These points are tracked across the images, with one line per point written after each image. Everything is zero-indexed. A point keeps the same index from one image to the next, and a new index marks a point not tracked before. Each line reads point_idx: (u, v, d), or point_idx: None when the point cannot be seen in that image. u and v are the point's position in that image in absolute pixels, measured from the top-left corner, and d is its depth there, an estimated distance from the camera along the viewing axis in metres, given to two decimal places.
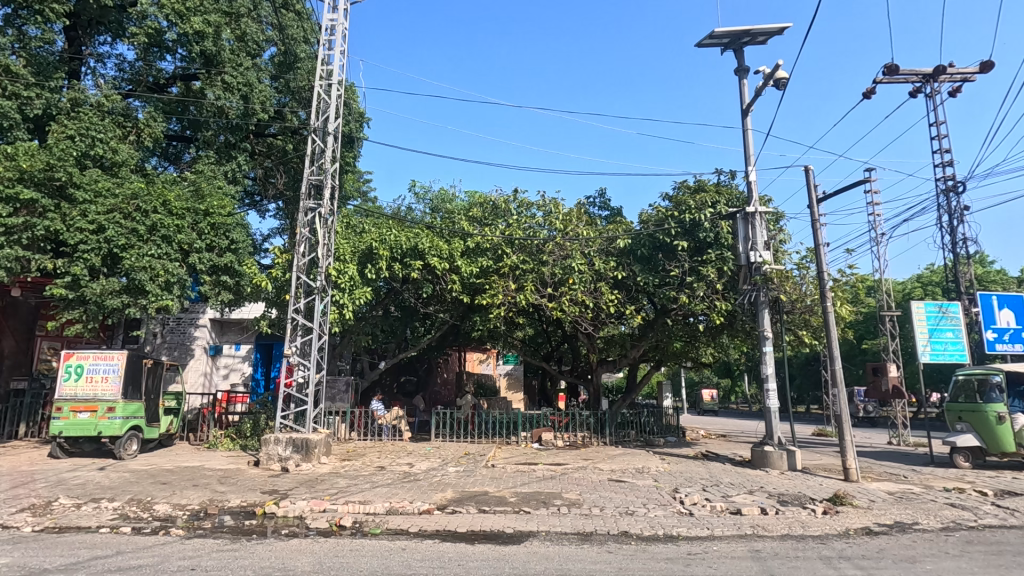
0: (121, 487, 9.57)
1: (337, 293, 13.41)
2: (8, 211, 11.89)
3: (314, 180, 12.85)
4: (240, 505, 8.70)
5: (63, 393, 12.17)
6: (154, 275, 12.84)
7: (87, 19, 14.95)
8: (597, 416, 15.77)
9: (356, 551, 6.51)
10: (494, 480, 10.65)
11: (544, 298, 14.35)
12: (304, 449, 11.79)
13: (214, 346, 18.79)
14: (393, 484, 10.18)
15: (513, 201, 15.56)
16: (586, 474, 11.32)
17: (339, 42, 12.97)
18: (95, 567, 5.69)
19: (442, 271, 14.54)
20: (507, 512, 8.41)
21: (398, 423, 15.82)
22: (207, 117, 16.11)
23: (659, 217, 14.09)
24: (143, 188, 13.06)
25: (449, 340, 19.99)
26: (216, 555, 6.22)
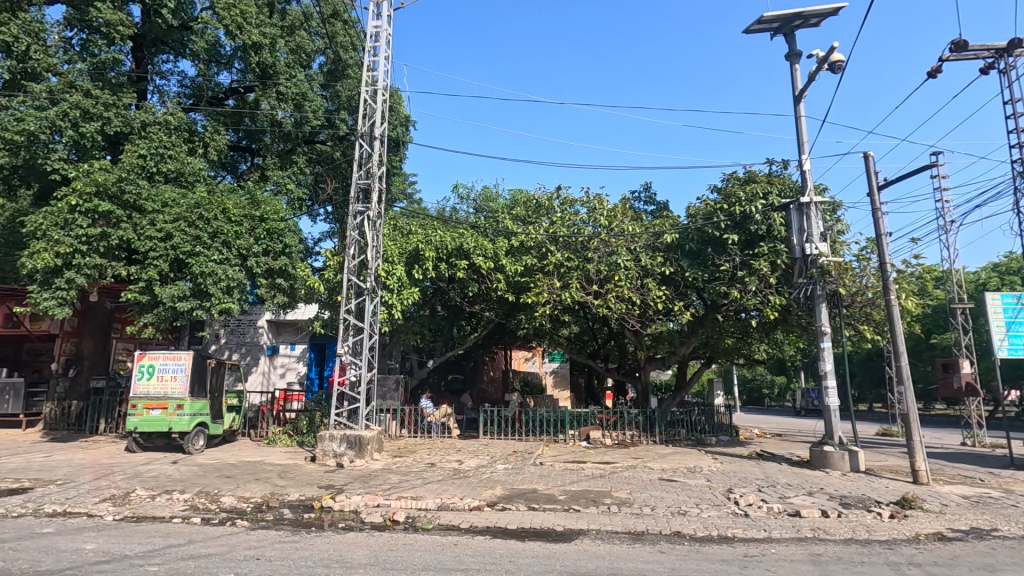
0: (190, 480, 10.14)
1: (386, 294, 13.72)
2: (88, 222, 12.85)
3: (363, 184, 13.19)
4: (299, 499, 9.06)
5: (138, 391, 13.04)
6: (217, 280, 13.51)
7: (152, 39, 15.85)
8: (646, 414, 15.54)
9: (410, 545, 6.65)
10: (543, 478, 10.67)
11: (589, 296, 14.27)
12: (358, 446, 12.14)
13: (271, 346, 19.52)
14: (443, 481, 10.36)
15: (557, 199, 15.52)
16: (636, 472, 11.17)
17: (383, 48, 13.27)
18: (169, 555, 6.05)
19: (487, 270, 14.68)
20: (556, 510, 8.41)
21: (446, 420, 16.07)
22: (263, 127, 16.81)
23: (707, 210, 13.73)
24: (205, 197, 13.77)
25: (495, 338, 20.12)
26: (278, 546, 6.50)
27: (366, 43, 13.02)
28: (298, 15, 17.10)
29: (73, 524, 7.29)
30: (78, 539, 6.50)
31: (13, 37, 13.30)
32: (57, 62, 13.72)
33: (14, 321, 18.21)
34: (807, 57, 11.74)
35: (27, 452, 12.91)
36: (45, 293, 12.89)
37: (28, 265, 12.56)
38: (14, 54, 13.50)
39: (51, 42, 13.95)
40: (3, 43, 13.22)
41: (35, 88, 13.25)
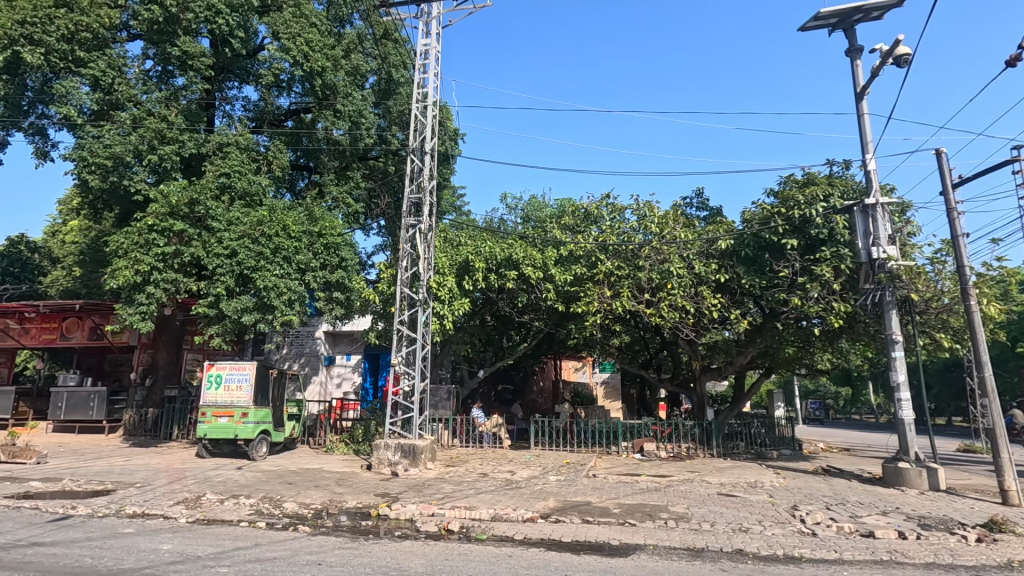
0: (255, 486, 10.59)
1: (437, 305, 13.91)
2: (163, 241, 13.77)
3: (414, 198, 13.50)
4: (356, 506, 9.28)
5: (207, 400, 13.73)
6: (279, 293, 14.15)
7: (221, 68, 16.88)
8: (702, 426, 15.06)
9: (465, 555, 6.69)
10: (597, 491, 10.50)
11: (641, 305, 14.04)
12: (412, 455, 12.35)
13: (328, 356, 20.20)
14: (496, 491, 10.36)
15: (606, 207, 15.40)
16: (693, 486, 10.82)
17: (432, 65, 13.63)
18: (238, 557, 6.32)
19: (537, 280, 14.67)
20: (611, 523, 8.25)
21: (498, 430, 16.08)
22: (320, 146, 17.52)
23: (764, 215, 13.24)
24: (267, 215, 14.44)
25: (544, 348, 20.07)
26: (338, 552, 6.68)
27: (417, 61, 13.42)
28: (352, 37, 17.85)
29: (152, 525, 7.75)
30: (156, 540, 6.90)
31: (100, 71, 14.44)
32: (137, 92, 14.80)
33: (98, 333, 19.58)
34: (868, 52, 11.22)
35: (110, 456, 13.83)
36: (130, 309, 13.87)
37: (113, 282, 13.58)
38: (101, 87, 14.67)
39: (133, 75, 15.10)
40: (92, 77, 14.39)
41: (120, 117, 14.35)
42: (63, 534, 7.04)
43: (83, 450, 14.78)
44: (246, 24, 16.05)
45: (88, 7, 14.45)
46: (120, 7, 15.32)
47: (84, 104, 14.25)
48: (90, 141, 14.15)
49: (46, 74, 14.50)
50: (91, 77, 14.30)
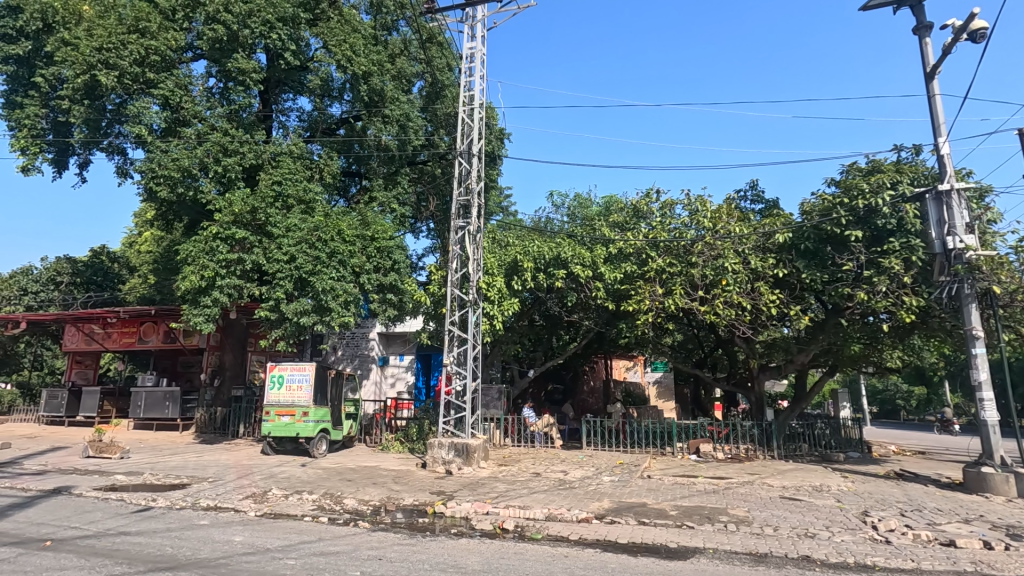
0: (317, 482, 11.02)
1: (487, 306, 14.01)
2: (227, 248, 14.51)
3: (462, 200, 13.67)
4: (413, 503, 9.49)
5: (271, 399, 14.37)
6: (336, 295, 14.67)
7: (276, 81, 17.62)
8: (762, 426, 14.51)
9: (520, 554, 6.73)
10: (652, 492, 10.30)
11: (694, 302, 13.68)
12: (465, 453, 12.50)
13: (382, 357, 20.73)
14: (550, 491, 10.35)
15: (655, 202, 15.11)
16: (753, 489, 10.45)
17: (478, 68, 13.75)
18: (304, 550, 6.58)
19: (586, 279, 14.54)
20: (668, 525, 8.09)
21: (549, 430, 16.01)
22: (370, 151, 17.98)
23: (825, 206, 12.65)
24: (322, 221, 14.95)
25: (595, 347, 19.89)
26: (398, 548, 6.85)
27: (462, 64, 13.58)
28: (398, 43, 18.25)
29: (224, 518, 8.19)
30: (229, 532, 7.28)
31: (169, 91, 15.31)
32: (201, 109, 15.63)
33: (171, 336, 20.80)
34: (940, 28, 10.52)
35: (184, 453, 14.70)
36: (198, 313, 14.66)
37: (181, 287, 14.42)
38: (169, 106, 15.55)
39: (197, 92, 15.97)
40: (161, 97, 15.28)
41: (186, 133, 15.22)
42: (146, 524, 7.55)
43: (160, 446, 15.80)
44: (297, 37, 16.66)
45: (157, 31, 15.38)
46: (185, 29, 16.25)
47: (154, 122, 15.17)
48: (159, 156, 15.05)
49: (121, 96, 15.53)
50: (161, 96, 15.22)
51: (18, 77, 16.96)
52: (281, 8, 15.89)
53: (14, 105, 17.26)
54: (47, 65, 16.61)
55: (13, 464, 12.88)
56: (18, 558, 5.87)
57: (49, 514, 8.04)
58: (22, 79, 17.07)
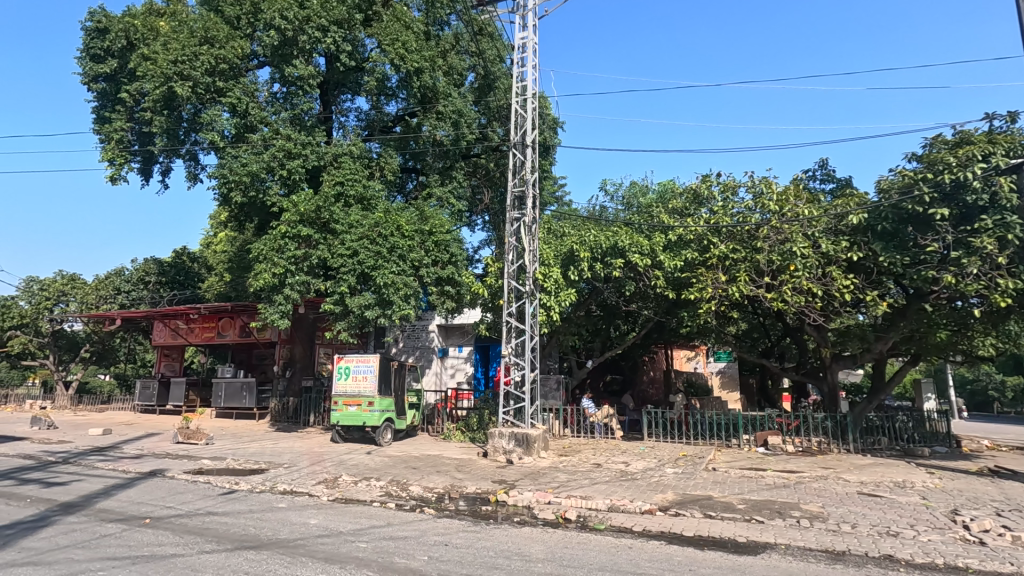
0: (384, 469, 11.43)
1: (544, 296, 13.98)
2: (295, 246, 15.19)
3: (517, 192, 13.69)
4: (476, 491, 9.67)
5: (339, 389, 15.01)
6: (397, 289, 15.08)
7: (335, 83, 18.25)
8: (836, 419, 13.80)
9: (584, 544, 6.72)
10: (718, 485, 10.02)
11: (760, 289, 13.13)
12: (525, 443, 12.57)
13: (442, 349, 21.16)
14: (611, 482, 10.28)
15: (716, 186, 14.55)
16: (828, 484, 9.96)
17: (530, 58, 13.67)
18: (374, 534, 6.85)
19: (644, 268, 14.23)
20: (736, 519, 7.86)
21: (609, 421, 15.86)
22: (426, 148, 18.27)
23: (905, 182, 11.74)
24: (382, 217, 15.38)
25: (654, 338, 19.50)
26: (463, 535, 7.01)
27: (514, 55, 13.53)
28: (449, 38, 18.40)
29: (300, 501, 8.66)
30: (305, 515, 7.70)
31: (237, 99, 16.12)
32: (267, 113, 16.40)
33: (246, 330, 22.06)
34: None
35: (262, 440, 15.64)
36: (271, 308, 15.44)
37: (256, 285, 15.26)
38: (238, 112, 16.39)
39: (263, 98, 16.74)
40: (230, 104, 16.14)
41: (254, 138, 16.04)
42: (231, 505, 8.10)
43: (241, 434, 16.88)
44: (353, 39, 17.11)
45: (224, 41, 16.22)
46: (249, 37, 17.00)
47: (225, 129, 16.06)
48: (231, 162, 15.98)
49: (195, 106, 16.52)
50: (230, 104, 16.05)
51: (106, 94, 18.37)
52: (336, 12, 16.40)
53: (103, 120, 18.73)
54: (130, 80, 17.91)
55: (115, 449, 14.13)
56: (122, 534, 6.45)
57: (147, 494, 8.78)
58: (109, 95, 18.49)
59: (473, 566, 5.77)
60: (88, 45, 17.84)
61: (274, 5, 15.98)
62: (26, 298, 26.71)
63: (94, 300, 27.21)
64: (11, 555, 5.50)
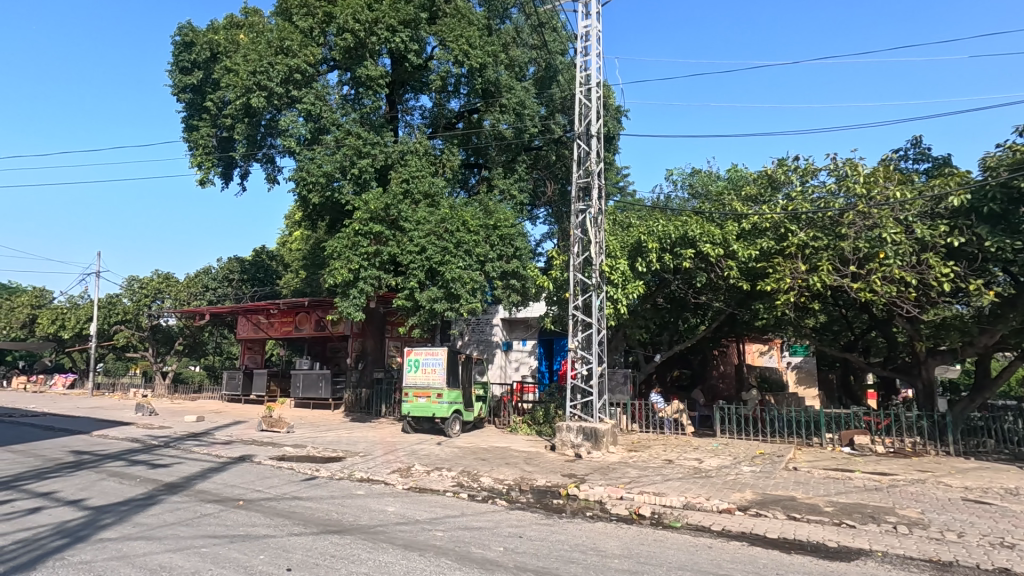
0: (454, 460, 11.65)
1: (611, 290, 13.66)
2: (367, 242, 15.66)
3: (582, 183, 13.51)
4: (546, 485, 9.66)
5: (410, 381, 15.46)
6: (464, 283, 15.27)
7: (400, 83, 18.75)
8: (933, 418, 12.74)
9: (661, 542, 6.56)
10: (801, 485, 9.51)
11: (845, 279, 12.31)
12: (594, 438, 12.44)
13: (506, 342, 21.33)
14: (685, 479, 9.99)
15: (793, 170, 13.77)
16: (926, 488, 9.22)
17: (594, 46, 13.40)
18: (450, 523, 6.99)
19: (716, 258, 13.65)
20: (823, 522, 7.42)
21: (679, 416, 15.42)
22: (488, 141, 18.45)
23: (1016, 159, 10.64)
24: (448, 213, 15.62)
25: (726, 331, 18.76)
26: (537, 527, 7.02)
27: (578, 44, 13.30)
28: (510, 31, 18.36)
29: (377, 489, 8.98)
30: (383, 502, 7.96)
31: (310, 104, 16.76)
32: (338, 116, 16.96)
33: (321, 325, 23.05)
34: None
35: (337, 429, 16.35)
36: (346, 303, 15.98)
37: (332, 281, 15.81)
38: (311, 117, 16.98)
39: (334, 101, 17.31)
40: (304, 110, 16.79)
41: (327, 140, 16.67)
42: (314, 491, 8.51)
43: (318, 423, 17.73)
44: (418, 38, 17.42)
45: (299, 49, 16.84)
46: (320, 43, 17.61)
47: (300, 134, 16.77)
48: (307, 164, 16.63)
49: (272, 112, 17.38)
50: (304, 109, 16.70)
51: (193, 103, 19.66)
52: (403, 12, 16.73)
53: (191, 128, 20.10)
54: (213, 90, 19.11)
55: (208, 434, 15.21)
56: (220, 514, 6.90)
57: (239, 477, 9.39)
58: (196, 105, 19.78)
59: (548, 560, 5.75)
60: (178, 59, 19.22)
61: (344, 9, 16.42)
62: (129, 295, 29.33)
63: (186, 296, 28.96)
64: (126, 529, 6.01)
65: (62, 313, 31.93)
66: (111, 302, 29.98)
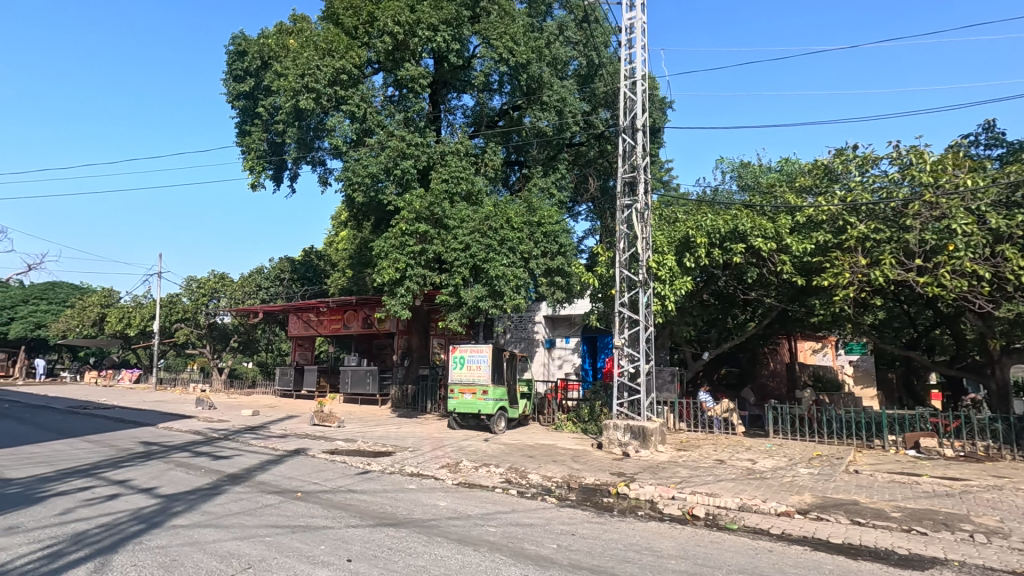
0: (502, 457, 11.71)
1: (658, 286, 13.38)
2: (412, 241, 15.87)
3: (627, 178, 13.30)
4: (595, 483, 9.57)
5: (455, 378, 15.63)
6: (508, 280, 15.29)
7: (443, 83, 18.95)
8: (1009, 421, 11.92)
9: (718, 544, 6.39)
10: (864, 489, 9.09)
11: (909, 273, 11.68)
12: (642, 436, 12.25)
13: (549, 340, 21.31)
14: (739, 480, 9.71)
15: (851, 160, 13.18)
16: (1003, 495, 8.65)
17: (639, 38, 13.17)
18: (501, 519, 7.01)
19: (768, 252, 13.19)
20: (891, 528, 7.07)
21: (729, 416, 14.98)
22: (530, 139, 18.41)
23: None
24: (492, 211, 15.67)
25: (777, 328, 18.16)
26: (589, 526, 6.96)
27: (623, 37, 13.09)
28: (553, 27, 18.28)
29: (427, 484, 9.11)
30: (434, 497, 8.07)
31: (355, 106, 17.16)
32: (382, 117, 17.28)
33: (368, 322, 23.58)
34: None
35: (385, 424, 16.68)
36: (393, 301, 16.28)
37: (379, 279, 16.11)
38: (357, 119, 17.38)
39: (379, 103, 17.65)
40: (350, 112, 17.20)
41: (372, 142, 16.98)
42: (368, 485, 8.71)
43: (367, 418, 18.13)
44: (461, 37, 17.51)
45: (345, 53, 17.25)
46: (365, 45, 17.93)
47: (345, 135, 17.16)
48: (354, 165, 17.01)
49: (320, 115, 17.86)
50: (349, 111, 17.10)
51: (246, 110, 20.42)
52: (446, 12, 16.86)
53: (245, 134, 20.89)
54: (265, 96, 19.79)
55: (264, 428, 15.80)
56: (281, 505, 7.15)
57: (296, 470, 9.71)
58: (249, 111, 20.53)
59: (603, 558, 5.69)
60: (232, 67, 19.99)
61: (388, 11, 16.68)
62: (188, 295, 30.76)
63: (240, 295, 30.25)
64: (196, 517, 6.30)
65: (128, 312, 33.78)
66: (172, 302, 31.50)
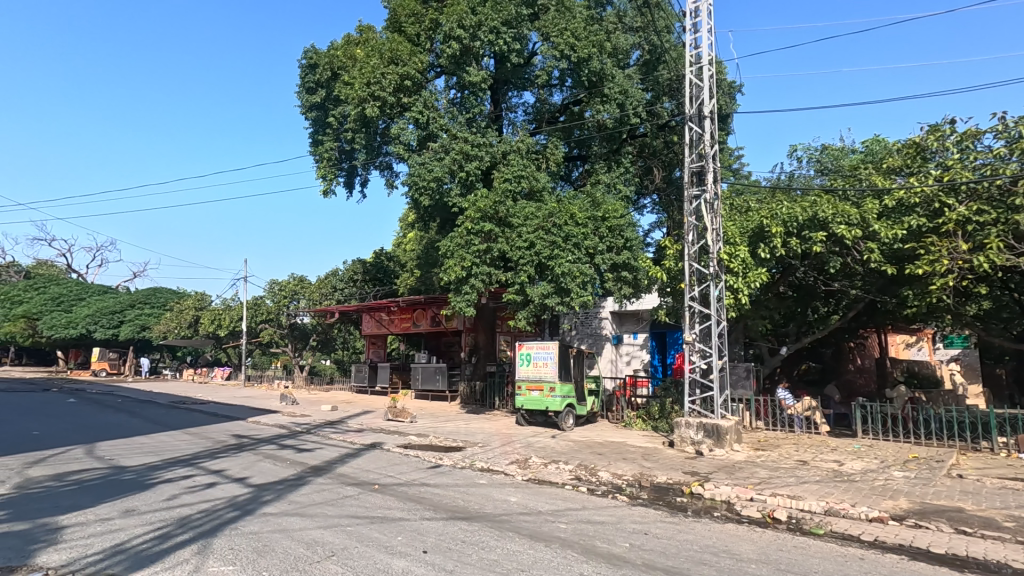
0: (571, 454, 11.67)
1: (731, 279, 12.82)
2: (478, 239, 16.07)
3: (695, 167, 12.84)
4: (667, 482, 9.33)
5: (522, 375, 15.71)
6: (574, 277, 15.17)
7: (504, 82, 19.09)
8: None
9: (802, 549, 6.06)
10: (970, 495, 8.31)
11: (1020, 258, 10.53)
12: (716, 435, 11.80)
13: (615, 336, 21.02)
14: (824, 482, 9.15)
15: (948, 136, 12.05)
16: None
17: (704, 22, 12.69)
18: (571, 516, 6.99)
19: (853, 240, 12.32)
20: (1003, 539, 6.43)
21: (812, 415, 14.16)
22: (592, 132, 18.19)
23: None
24: (555, 207, 15.60)
25: (864, 320, 16.99)
26: (662, 525, 6.81)
27: (687, 22, 12.63)
28: (613, 18, 17.98)
29: (498, 479, 9.23)
30: (505, 492, 8.15)
31: (419, 112, 17.61)
32: (445, 120, 17.63)
33: (436, 321, 24.18)
34: None
35: (455, 420, 17.05)
36: (460, 299, 16.57)
37: (446, 278, 16.45)
38: (420, 124, 17.85)
39: (442, 106, 18.04)
40: (414, 118, 17.69)
41: (435, 146, 17.33)
42: (440, 479, 8.94)
43: (438, 414, 18.62)
44: (520, 36, 17.56)
45: (409, 59, 17.75)
46: (427, 50, 18.41)
47: (410, 140, 17.69)
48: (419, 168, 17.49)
49: (386, 122, 18.48)
50: (413, 117, 17.60)
51: (318, 120, 21.46)
52: (505, 12, 16.95)
53: (318, 143, 21.97)
54: (335, 106, 20.67)
55: (342, 423, 16.59)
56: (360, 496, 7.49)
57: (372, 463, 10.12)
58: (321, 121, 21.57)
59: (678, 559, 5.54)
60: (305, 80, 21.08)
61: (450, 16, 16.97)
62: (272, 297, 32.80)
63: (317, 297, 31.97)
64: (284, 505, 6.72)
65: (219, 314, 36.43)
66: (257, 304, 33.64)
